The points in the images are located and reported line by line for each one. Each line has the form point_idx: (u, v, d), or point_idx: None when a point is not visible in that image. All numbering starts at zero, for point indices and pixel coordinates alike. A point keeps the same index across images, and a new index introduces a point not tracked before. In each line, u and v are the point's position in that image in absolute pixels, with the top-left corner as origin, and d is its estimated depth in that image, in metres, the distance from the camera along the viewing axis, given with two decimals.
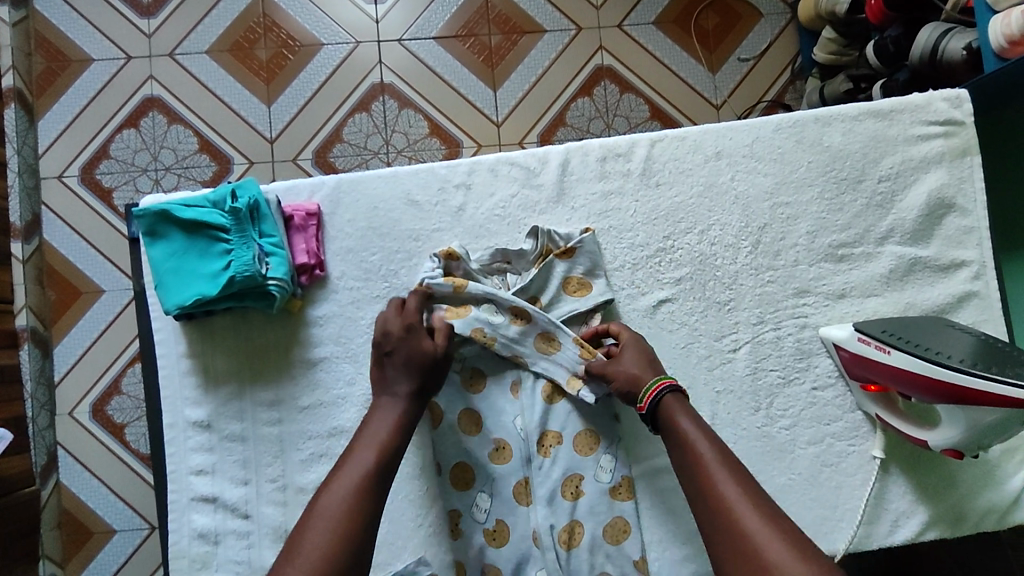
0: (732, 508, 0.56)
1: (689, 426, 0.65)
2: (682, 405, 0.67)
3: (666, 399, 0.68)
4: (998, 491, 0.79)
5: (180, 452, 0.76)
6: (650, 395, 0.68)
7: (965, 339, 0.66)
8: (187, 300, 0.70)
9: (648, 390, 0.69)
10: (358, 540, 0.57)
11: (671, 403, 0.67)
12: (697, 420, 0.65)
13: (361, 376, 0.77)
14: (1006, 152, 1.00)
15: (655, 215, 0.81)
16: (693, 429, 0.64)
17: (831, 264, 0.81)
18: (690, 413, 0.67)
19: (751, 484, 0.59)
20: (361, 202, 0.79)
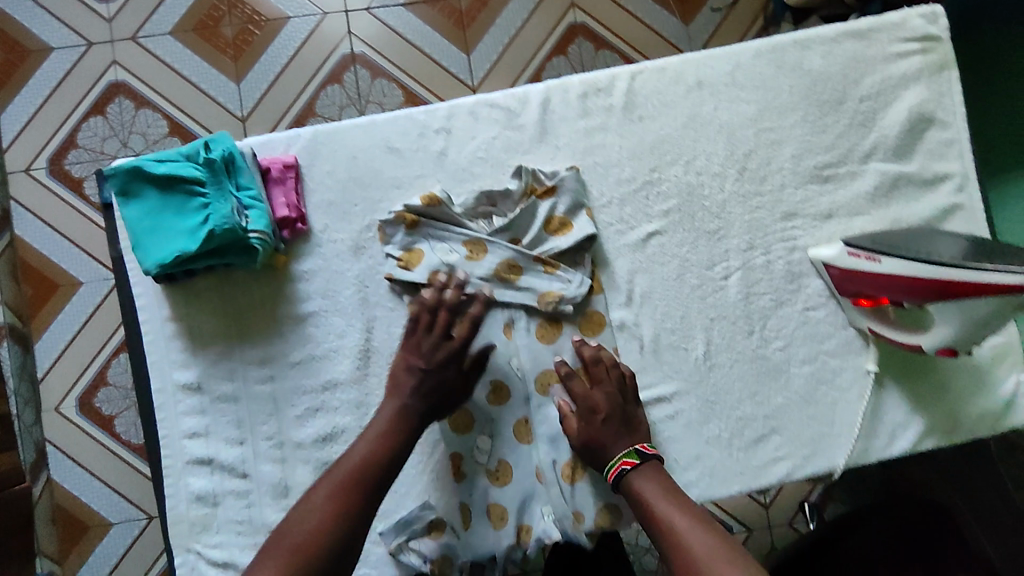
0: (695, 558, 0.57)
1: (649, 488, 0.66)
2: (646, 475, 0.67)
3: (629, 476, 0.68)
4: (989, 397, 0.81)
5: (171, 416, 0.74)
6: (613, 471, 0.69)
7: (953, 243, 0.67)
8: (165, 257, 0.68)
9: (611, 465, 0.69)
10: (342, 526, 0.57)
11: (632, 479, 0.67)
12: (656, 482, 0.67)
13: (352, 328, 0.76)
14: None
15: (640, 148, 0.79)
16: (655, 493, 0.65)
17: (817, 185, 0.80)
18: (655, 479, 0.67)
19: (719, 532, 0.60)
20: (339, 152, 0.77)
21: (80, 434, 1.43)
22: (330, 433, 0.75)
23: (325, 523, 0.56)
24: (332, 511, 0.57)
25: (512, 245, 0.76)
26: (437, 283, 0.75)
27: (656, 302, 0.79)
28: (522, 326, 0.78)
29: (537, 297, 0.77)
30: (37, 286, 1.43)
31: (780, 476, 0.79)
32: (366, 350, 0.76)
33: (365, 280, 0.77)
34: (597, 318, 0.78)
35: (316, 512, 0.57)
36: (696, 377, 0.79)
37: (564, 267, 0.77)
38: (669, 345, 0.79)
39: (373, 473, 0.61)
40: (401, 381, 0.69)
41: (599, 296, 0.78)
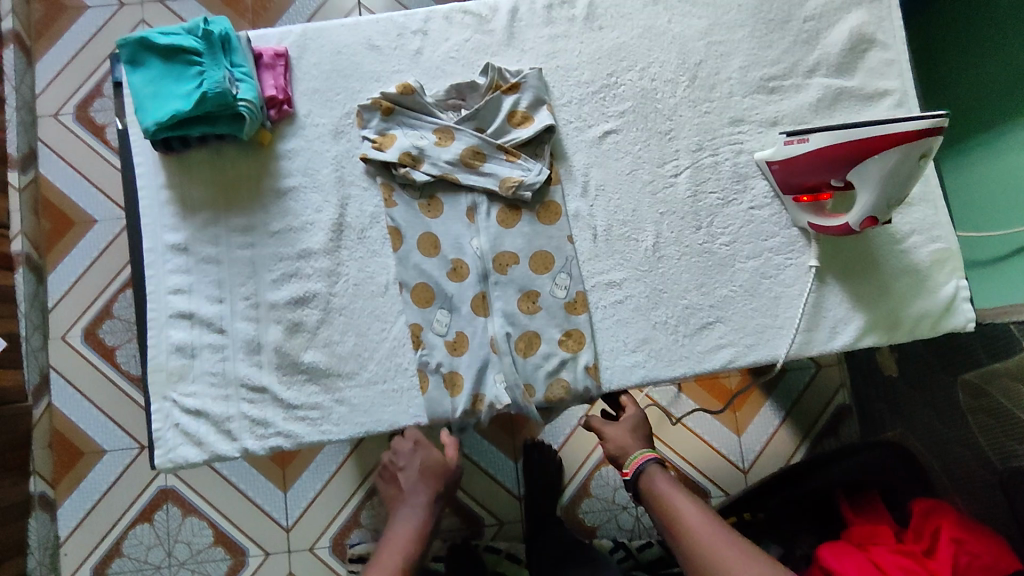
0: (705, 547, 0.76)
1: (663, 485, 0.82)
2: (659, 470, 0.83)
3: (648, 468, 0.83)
4: (931, 299, 0.84)
5: (159, 273, 0.81)
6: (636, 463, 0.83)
7: None
8: (162, 116, 0.76)
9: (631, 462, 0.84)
10: None
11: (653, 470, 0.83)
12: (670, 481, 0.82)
13: (327, 204, 0.83)
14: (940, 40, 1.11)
15: (598, 54, 0.87)
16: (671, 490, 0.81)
17: (764, 95, 0.87)
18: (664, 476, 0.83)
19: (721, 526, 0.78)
20: (325, 48, 0.86)
21: (82, 363, 1.50)
22: (301, 297, 0.81)
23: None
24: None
25: (477, 134, 0.83)
26: (406, 164, 0.82)
27: (609, 194, 0.85)
28: (482, 209, 0.84)
29: (498, 183, 0.83)
30: (57, 220, 1.53)
31: (724, 363, 0.82)
32: (339, 225, 0.83)
33: (342, 162, 0.84)
34: (555, 207, 0.84)
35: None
36: (646, 266, 0.84)
37: (524, 157, 0.84)
38: (619, 235, 0.84)
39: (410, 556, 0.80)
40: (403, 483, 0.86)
41: (557, 187, 0.84)
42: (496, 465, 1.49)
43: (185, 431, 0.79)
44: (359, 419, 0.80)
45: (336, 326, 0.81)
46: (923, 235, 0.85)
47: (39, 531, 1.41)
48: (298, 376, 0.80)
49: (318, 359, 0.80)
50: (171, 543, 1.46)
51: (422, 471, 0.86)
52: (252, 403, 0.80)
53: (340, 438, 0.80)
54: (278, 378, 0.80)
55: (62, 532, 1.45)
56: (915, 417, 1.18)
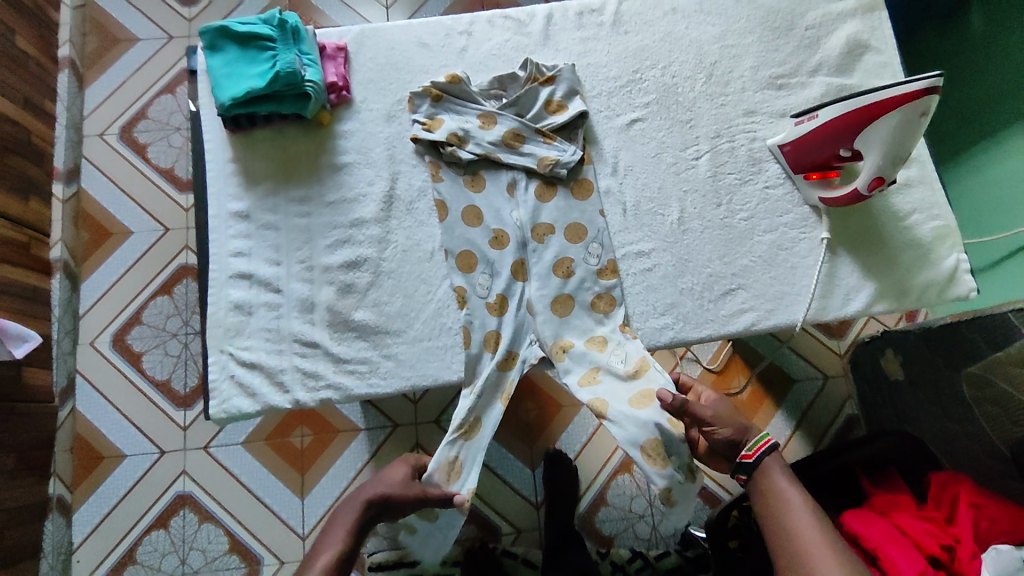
0: (800, 535, 0.73)
1: (778, 474, 0.79)
2: (777, 464, 0.80)
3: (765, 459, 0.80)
4: (933, 270, 0.90)
5: (221, 238, 0.87)
6: (754, 450, 0.80)
7: None
8: (237, 93, 0.84)
9: (756, 445, 0.80)
10: None
11: (774, 460, 0.80)
12: (789, 477, 0.79)
13: (379, 178, 0.91)
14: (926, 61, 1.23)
15: (624, 54, 0.97)
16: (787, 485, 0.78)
17: (773, 90, 0.97)
18: (784, 472, 0.80)
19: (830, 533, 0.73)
20: (381, 45, 0.96)
21: (109, 367, 1.53)
22: (353, 261, 0.88)
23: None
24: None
25: (517, 119, 0.92)
26: (453, 143, 0.90)
27: (637, 175, 0.93)
28: (521, 185, 0.92)
29: (536, 161, 0.91)
30: (94, 231, 1.60)
31: (745, 326, 0.88)
32: (390, 197, 0.90)
33: (393, 143, 0.93)
34: (587, 184, 0.92)
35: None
36: (671, 239, 0.91)
37: (559, 139, 0.92)
38: (646, 210, 0.92)
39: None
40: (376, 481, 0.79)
41: (589, 167, 0.93)
42: (516, 474, 1.44)
43: (240, 383, 0.83)
44: (405, 373, 0.84)
45: (384, 289, 0.87)
46: (923, 213, 0.92)
47: (53, 535, 1.40)
48: (349, 333, 0.85)
49: (368, 318, 0.86)
50: (185, 550, 1.43)
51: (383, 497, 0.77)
52: (304, 358, 0.84)
53: (387, 391, 0.83)
54: (330, 335, 0.85)
55: (76, 538, 1.43)
56: (923, 414, 1.21)
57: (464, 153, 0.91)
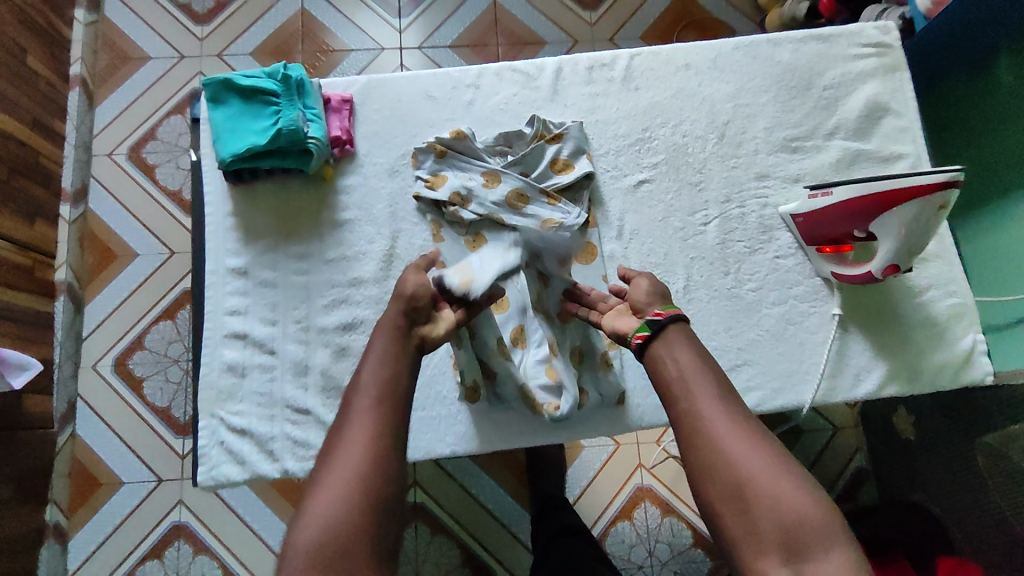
0: (709, 428, 0.54)
1: (666, 350, 0.61)
2: (673, 339, 0.62)
3: (666, 330, 0.63)
4: (948, 351, 0.88)
5: (218, 295, 0.86)
6: (640, 332, 0.64)
7: None
8: (238, 150, 0.83)
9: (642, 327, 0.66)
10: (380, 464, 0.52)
11: (678, 328, 0.63)
12: (696, 353, 0.60)
13: (380, 236, 0.89)
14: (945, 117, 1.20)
15: (634, 112, 0.94)
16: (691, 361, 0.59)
17: (787, 154, 0.94)
18: (681, 342, 0.62)
19: (744, 419, 0.55)
20: (386, 97, 0.94)
21: (110, 393, 1.54)
22: (350, 323, 0.86)
23: (358, 506, 0.49)
24: (366, 484, 0.51)
25: (523, 178, 0.89)
26: (456, 203, 0.88)
27: (643, 239, 0.91)
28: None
29: (540, 222, 0.88)
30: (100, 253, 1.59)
31: (751, 406, 0.87)
32: (390, 256, 0.88)
33: (396, 199, 0.90)
34: (592, 248, 0.90)
35: (339, 517, 0.49)
36: (675, 308, 0.88)
37: (564, 201, 0.90)
38: (652, 276, 0.90)
39: (383, 433, 0.54)
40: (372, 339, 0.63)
41: (593, 230, 0.91)
42: (506, 509, 1.28)
43: (230, 449, 0.83)
44: None
45: None
46: (940, 289, 0.90)
47: (48, 561, 1.42)
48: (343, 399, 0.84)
49: None
50: None
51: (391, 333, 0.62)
52: (296, 425, 0.83)
53: None
54: (323, 401, 0.84)
55: (71, 565, 1.45)
56: (934, 480, 1.17)
57: (466, 213, 0.88)
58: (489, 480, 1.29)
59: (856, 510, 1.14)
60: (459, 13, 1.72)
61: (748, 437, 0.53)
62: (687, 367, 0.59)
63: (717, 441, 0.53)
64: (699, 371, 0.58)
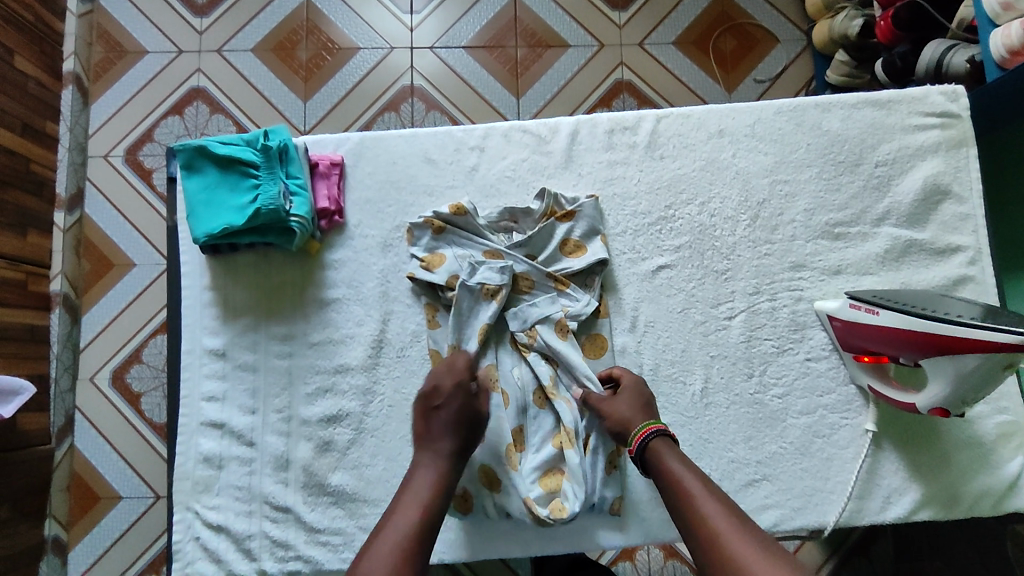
0: (724, 540, 0.60)
1: (669, 457, 0.69)
2: (668, 445, 0.70)
3: (655, 443, 0.70)
4: (994, 475, 0.78)
5: (194, 377, 0.80)
6: (637, 438, 0.71)
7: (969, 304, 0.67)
8: (214, 228, 0.75)
9: (636, 434, 0.71)
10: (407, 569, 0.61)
11: (660, 442, 0.71)
12: (683, 459, 0.69)
13: (369, 317, 0.82)
14: (1007, 179, 1.08)
15: (657, 185, 0.85)
16: (682, 468, 0.68)
17: (828, 241, 0.83)
18: (677, 453, 0.70)
19: (740, 516, 0.63)
20: (381, 158, 0.85)
21: (107, 406, 1.49)
22: (335, 415, 0.79)
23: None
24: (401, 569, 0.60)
25: (528, 260, 0.81)
26: (453, 288, 0.80)
27: (659, 332, 0.82)
28: (538, 354, 0.79)
29: (554, 329, 0.79)
30: (96, 261, 1.53)
31: (767, 524, 0.78)
32: (380, 341, 0.81)
33: (388, 277, 0.83)
34: (601, 340, 0.81)
35: None
36: (689, 413, 0.80)
37: (573, 287, 0.81)
38: (667, 375, 0.81)
39: (423, 530, 0.64)
40: (427, 432, 0.73)
41: (605, 320, 0.82)
42: None
43: (205, 546, 0.77)
44: None
45: (366, 448, 0.79)
46: (989, 404, 0.80)
47: None
48: (324, 498, 0.78)
49: (346, 482, 0.78)
50: None
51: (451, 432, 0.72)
52: (275, 522, 0.77)
53: None
54: (304, 498, 0.78)
55: None
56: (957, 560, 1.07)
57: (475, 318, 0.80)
58: None
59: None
60: (476, 8, 1.53)
61: (748, 536, 0.60)
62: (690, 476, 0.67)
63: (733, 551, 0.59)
64: (695, 482, 0.66)
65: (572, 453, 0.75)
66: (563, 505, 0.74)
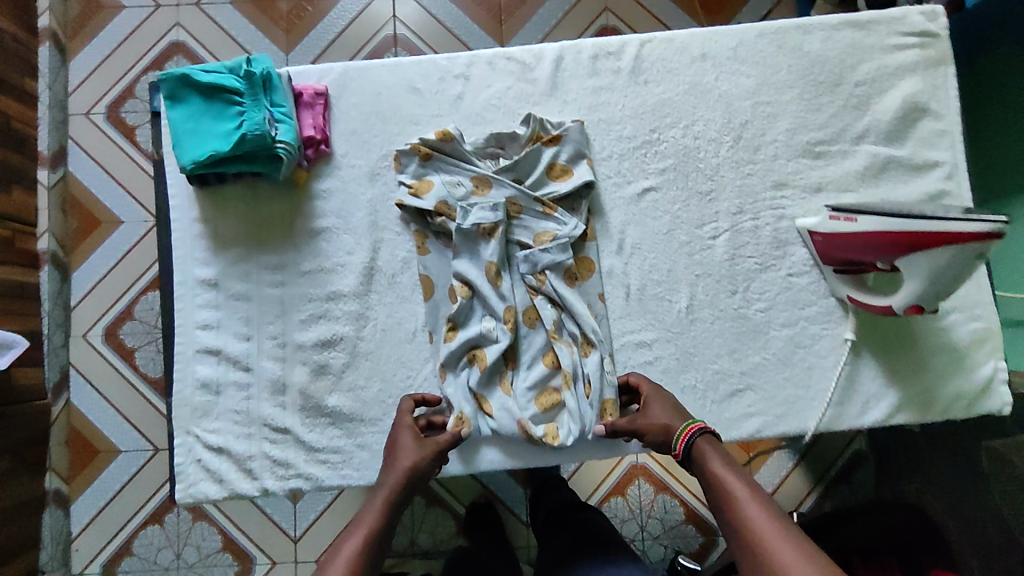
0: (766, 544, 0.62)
1: (714, 454, 0.71)
2: (711, 441, 0.73)
3: (698, 441, 0.72)
4: (967, 379, 0.83)
5: (188, 307, 0.81)
6: (684, 437, 0.72)
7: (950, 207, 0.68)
8: (201, 155, 0.75)
9: (681, 434, 0.73)
10: None
11: (701, 438, 0.73)
12: (723, 456, 0.71)
13: (359, 246, 0.83)
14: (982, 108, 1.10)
15: (642, 109, 0.85)
16: (722, 468, 0.70)
17: (809, 160, 0.85)
18: (718, 450, 0.72)
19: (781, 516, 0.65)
20: (365, 88, 0.85)
21: (102, 362, 1.51)
22: (329, 340, 0.81)
23: None
24: None
25: (515, 185, 0.81)
26: (442, 213, 0.81)
27: (646, 254, 0.84)
28: (545, 298, 0.81)
29: (561, 276, 0.81)
30: (83, 219, 1.53)
31: (751, 432, 0.82)
32: (371, 269, 0.82)
33: (376, 206, 0.84)
34: (588, 263, 0.83)
35: None
36: (676, 330, 0.83)
37: (561, 211, 0.82)
38: (653, 295, 0.83)
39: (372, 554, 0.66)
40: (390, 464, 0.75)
41: (592, 243, 0.83)
42: (503, 489, 1.38)
43: (207, 467, 0.80)
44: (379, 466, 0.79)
45: (362, 372, 0.81)
46: (964, 312, 0.83)
47: (53, 527, 1.43)
48: (322, 419, 0.81)
49: (343, 403, 0.81)
50: (180, 545, 1.47)
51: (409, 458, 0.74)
52: (275, 443, 0.80)
53: (358, 483, 0.80)
54: (302, 419, 0.80)
55: (74, 528, 1.48)
56: (933, 474, 1.11)
57: (466, 245, 0.81)
58: (507, 479, 1.38)
59: (826, 520, 1.13)
60: None
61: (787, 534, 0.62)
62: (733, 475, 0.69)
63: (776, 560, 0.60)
64: (734, 481, 0.68)
65: (570, 392, 0.78)
66: (558, 434, 0.78)
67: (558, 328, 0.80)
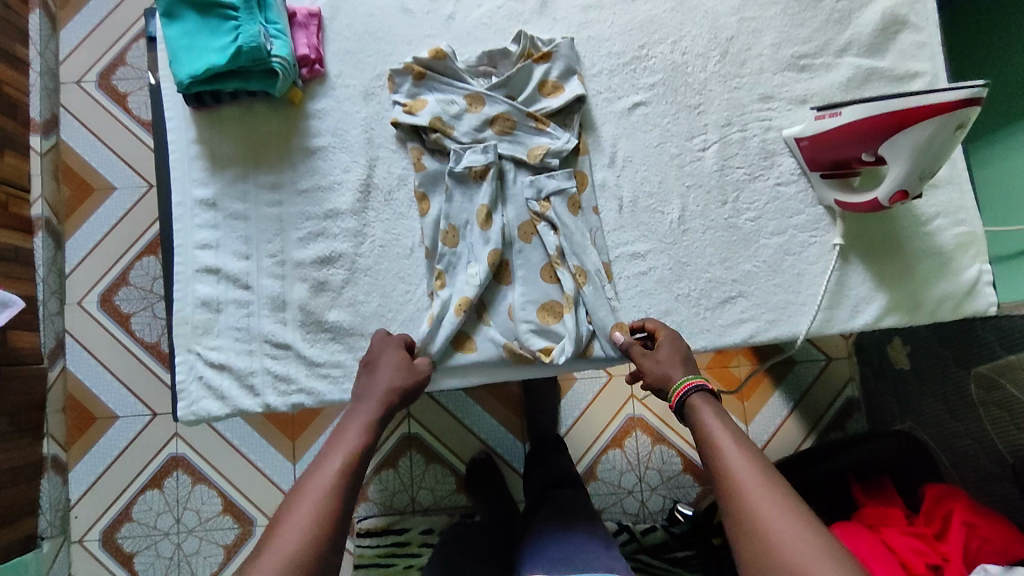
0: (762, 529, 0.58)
1: (718, 429, 0.66)
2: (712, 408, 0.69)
3: (691, 399, 0.70)
4: (953, 281, 0.84)
5: (187, 228, 0.82)
6: (678, 393, 0.71)
7: None
8: (198, 70, 0.76)
9: (676, 389, 0.71)
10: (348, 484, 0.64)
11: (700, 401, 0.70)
12: (729, 428, 0.67)
13: (356, 163, 0.84)
14: None
15: (630, 27, 0.87)
16: (727, 442, 0.65)
17: (794, 72, 0.87)
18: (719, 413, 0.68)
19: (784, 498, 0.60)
20: (359, 10, 0.86)
21: (98, 327, 1.48)
22: (327, 257, 0.82)
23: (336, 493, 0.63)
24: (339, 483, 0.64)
25: (508, 101, 0.82)
26: (437, 129, 0.82)
27: (638, 166, 0.85)
28: (548, 225, 0.81)
29: (567, 205, 0.82)
30: (77, 186, 1.53)
31: (743, 338, 0.83)
32: (367, 186, 0.83)
33: (371, 125, 0.85)
34: (583, 177, 0.84)
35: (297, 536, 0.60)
36: (669, 240, 0.84)
37: (553, 126, 0.83)
38: (645, 207, 0.85)
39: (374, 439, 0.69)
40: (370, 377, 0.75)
41: (584, 157, 0.85)
42: (503, 443, 1.37)
43: (208, 385, 0.81)
44: None
45: (361, 287, 0.82)
46: (948, 218, 0.84)
47: (51, 493, 1.38)
48: (322, 334, 0.81)
49: (342, 318, 0.81)
50: (180, 510, 1.42)
51: (392, 384, 0.73)
52: (275, 359, 0.81)
53: None
54: (302, 335, 0.81)
55: (73, 495, 1.43)
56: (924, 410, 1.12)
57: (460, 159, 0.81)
58: (501, 428, 1.38)
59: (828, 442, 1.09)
60: None
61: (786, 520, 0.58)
62: (738, 456, 0.64)
63: (795, 558, 0.56)
64: (737, 456, 0.64)
65: (570, 315, 0.79)
66: (553, 351, 0.79)
67: (562, 255, 0.81)
